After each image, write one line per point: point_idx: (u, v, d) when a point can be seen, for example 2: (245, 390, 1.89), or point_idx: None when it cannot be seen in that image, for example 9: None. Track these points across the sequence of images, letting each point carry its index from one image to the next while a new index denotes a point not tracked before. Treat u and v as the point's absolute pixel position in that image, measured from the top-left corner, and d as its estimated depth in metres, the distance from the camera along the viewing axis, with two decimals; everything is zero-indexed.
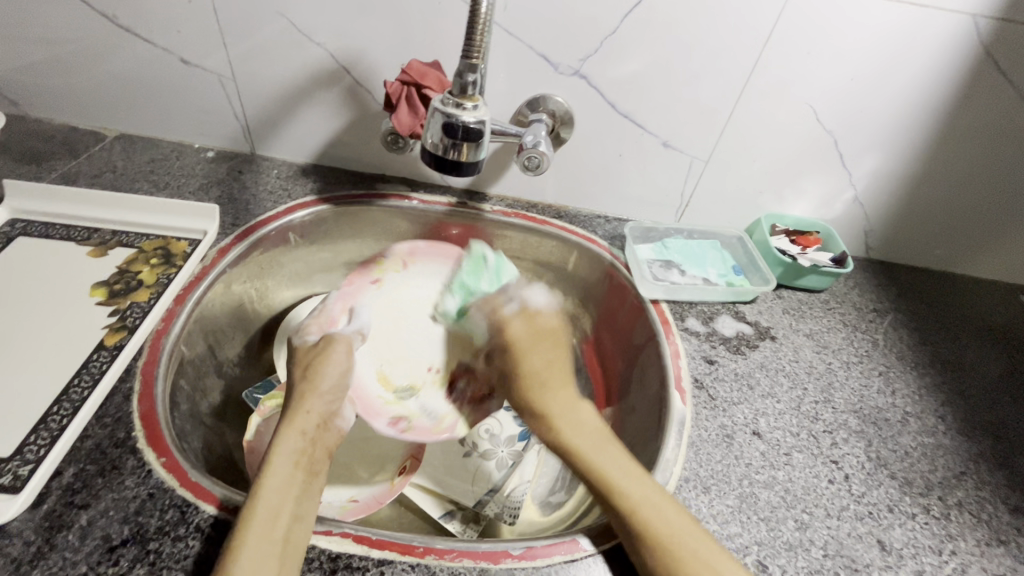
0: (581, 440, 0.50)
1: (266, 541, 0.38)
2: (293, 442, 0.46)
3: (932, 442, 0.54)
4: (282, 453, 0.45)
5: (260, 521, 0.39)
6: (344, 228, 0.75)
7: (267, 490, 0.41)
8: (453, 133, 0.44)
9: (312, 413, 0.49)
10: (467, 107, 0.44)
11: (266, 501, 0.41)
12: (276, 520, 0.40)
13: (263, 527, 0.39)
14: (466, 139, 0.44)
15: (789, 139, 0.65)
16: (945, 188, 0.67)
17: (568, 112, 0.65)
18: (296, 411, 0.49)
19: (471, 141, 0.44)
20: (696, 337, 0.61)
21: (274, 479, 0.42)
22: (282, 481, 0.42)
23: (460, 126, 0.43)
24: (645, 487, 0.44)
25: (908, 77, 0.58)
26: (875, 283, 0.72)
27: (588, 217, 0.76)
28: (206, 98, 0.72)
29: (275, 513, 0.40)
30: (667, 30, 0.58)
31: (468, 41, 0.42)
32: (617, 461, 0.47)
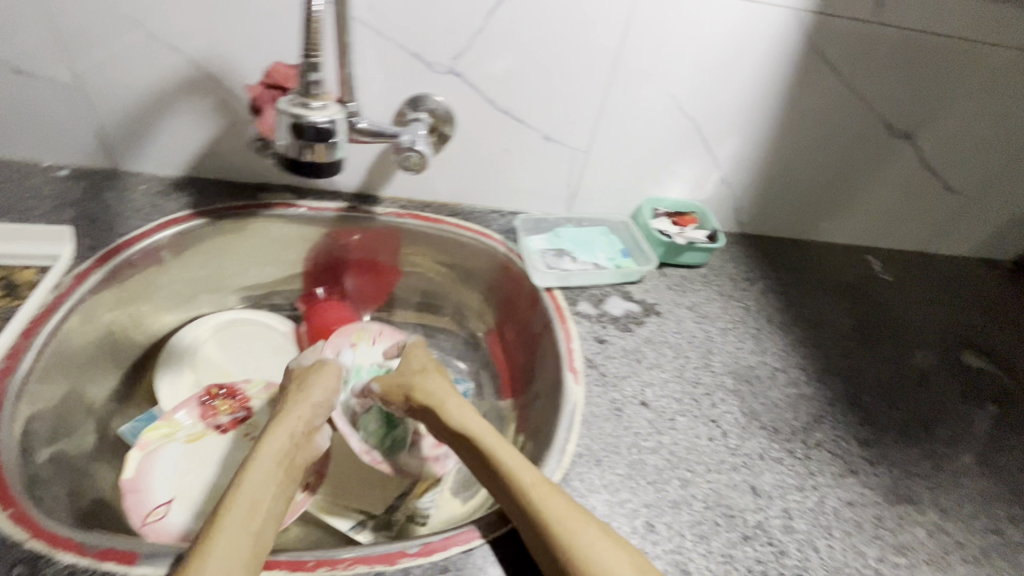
0: (491, 442, 0.49)
1: (239, 536, 0.40)
2: (278, 447, 0.48)
3: (796, 392, 0.60)
4: (259, 462, 0.46)
5: (230, 522, 0.40)
6: (227, 244, 0.71)
7: (240, 492, 0.43)
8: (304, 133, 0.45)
9: (292, 428, 0.50)
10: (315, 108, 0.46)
11: (237, 504, 0.42)
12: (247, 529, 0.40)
13: (229, 528, 0.40)
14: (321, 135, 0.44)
15: (657, 127, 0.69)
16: (795, 165, 0.75)
17: (447, 110, 0.66)
18: (282, 418, 0.51)
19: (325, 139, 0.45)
20: (588, 319, 0.64)
21: (254, 479, 0.44)
22: (262, 483, 0.44)
23: (311, 125, 0.44)
24: (560, 498, 0.43)
25: (750, 66, 0.64)
26: (747, 255, 0.79)
27: (482, 213, 0.77)
28: (51, 112, 0.65)
29: (245, 514, 0.41)
30: (532, 28, 0.60)
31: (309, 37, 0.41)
32: (516, 455, 0.47)
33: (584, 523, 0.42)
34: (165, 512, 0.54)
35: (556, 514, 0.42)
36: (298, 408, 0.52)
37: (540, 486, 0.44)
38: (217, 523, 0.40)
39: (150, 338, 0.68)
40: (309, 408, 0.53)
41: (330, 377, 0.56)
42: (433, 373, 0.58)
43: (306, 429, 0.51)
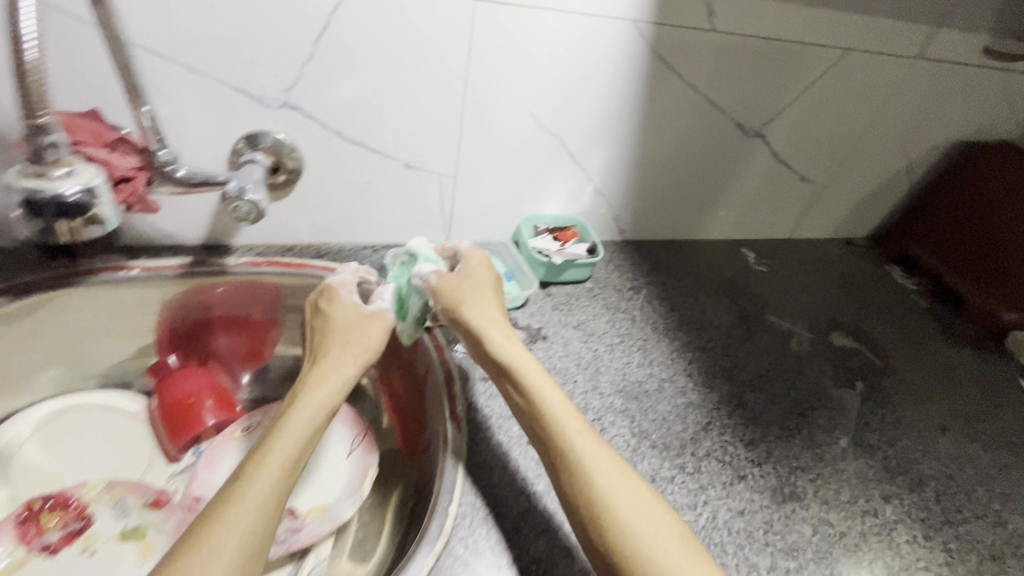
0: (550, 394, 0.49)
1: (266, 509, 0.41)
2: (322, 404, 0.49)
3: (684, 401, 0.60)
4: (279, 442, 0.45)
5: (258, 478, 0.42)
6: (40, 326, 0.59)
7: (278, 449, 0.44)
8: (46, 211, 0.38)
9: (313, 400, 0.49)
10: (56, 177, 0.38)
11: (269, 461, 0.43)
12: (263, 518, 0.40)
13: (257, 488, 0.41)
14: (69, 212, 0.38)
15: (521, 145, 0.67)
16: (664, 170, 0.75)
17: (290, 146, 0.60)
18: (336, 368, 0.52)
19: (77, 216, 0.38)
20: (470, 356, 0.61)
21: (283, 436, 0.46)
22: (292, 441, 0.45)
23: (51, 203, 0.37)
24: (591, 438, 0.47)
25: (603, 77, 0.63)
26: (632, 261, 0.79)
27: (352, 250, 0.71)
28: None
29: (277, 481, 0.42)
30: (368, 54, 0.55)
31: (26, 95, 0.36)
32: (567, 406, 0.49)
33: (600, 460, 0.45)
34: None
35: (583, 450, 0.45)
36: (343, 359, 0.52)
37: (582, 429, 0.47)
38: (251, 477, 0.42)
39: None
40: (358, 359, 0.53)
41: (372, 330, 0.55)
42: (483, 297, 0.56)
43: (340, 390, 0.51)
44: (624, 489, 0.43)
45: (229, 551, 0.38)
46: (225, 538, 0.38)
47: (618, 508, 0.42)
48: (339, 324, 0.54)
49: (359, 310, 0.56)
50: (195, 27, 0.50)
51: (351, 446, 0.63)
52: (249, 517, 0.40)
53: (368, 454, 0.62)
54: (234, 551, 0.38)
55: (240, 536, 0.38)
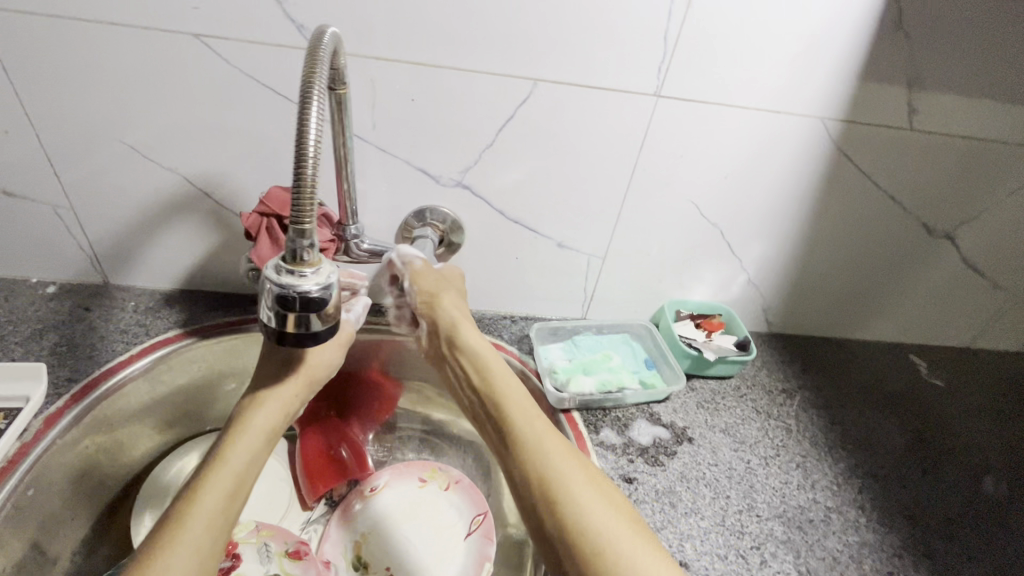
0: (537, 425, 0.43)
1: (205, 532, 0.39)
2: (265, 421, 0.48)
3: (857, 541, 0.53)
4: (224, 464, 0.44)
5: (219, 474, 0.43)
6: (220, 364, 0.66)
7: (240, 452, 0.45)
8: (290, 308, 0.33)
9: (256, 419, 0.48)
10: (305, 275, 0.33)
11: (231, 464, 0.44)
12: (201, 547, 0.39)
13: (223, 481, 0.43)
14: (310, 315, 0.33)
15: (677, 233, 0.65)
16: (827, 265, 0.70)
17: (456, 221, 0.62)
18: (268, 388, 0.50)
19: (317, 313, 0.33)
20: (613, 451, 0.57)
21: (244, 438, 0.46)
22: (249, 448, 0.46)
23: (297, 302, 0.33)
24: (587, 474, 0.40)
25: (777, 171, 0.60)
26: (781, 359, 0.73)
27: (493, 319, 0.72)
28: (40, 232, 0.63)
29: (223, 497, 0.42)
30: (546, 141, 0.57)
31: (296, 200, 0.31)
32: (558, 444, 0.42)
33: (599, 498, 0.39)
34: None
35: (574, 486, 0.39)
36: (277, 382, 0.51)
37: (561, 458, 0.41)
38: (209, 473, 0.43)
39: (132, 470, 0.62)
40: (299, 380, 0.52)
41: (328, 348, 0.55)
42: (467, 318, 0.54)
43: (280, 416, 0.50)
44: (626, 536, 0.37)
45: (173, 574, 0.36)
46: (187, 529, 0.39)
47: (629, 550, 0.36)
48: (427, 286, 0.55)
49: (430, 266, 0.56)
50: (395, 116, 0.54)
51: (469, 527, 0.63)
52: (216, 509, 0.41)
53: (487, 542, 0.61)
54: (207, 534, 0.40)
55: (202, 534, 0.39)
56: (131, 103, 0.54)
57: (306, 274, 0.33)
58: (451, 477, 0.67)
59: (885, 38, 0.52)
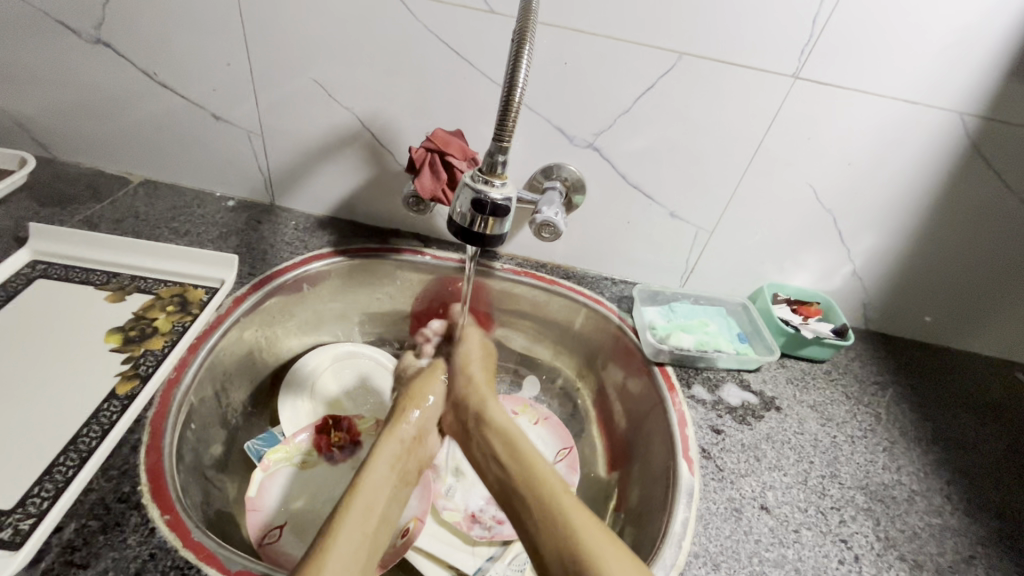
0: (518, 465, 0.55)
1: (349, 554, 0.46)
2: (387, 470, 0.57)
3: (940, 522, 0.54)
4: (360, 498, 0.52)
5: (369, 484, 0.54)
6: (356, 281, 0.76)
7: (376, 471, 0.56)
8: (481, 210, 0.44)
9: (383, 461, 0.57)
10: (495, 184, 0.44)
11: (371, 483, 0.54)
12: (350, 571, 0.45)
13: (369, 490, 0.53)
14: (494, 213, 0.44)
15: (789, 214, 0.68)
16: (941, 266, 0.70)
17: (580, 180, 0.68)
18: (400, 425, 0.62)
19: (498, 216, 0.44)
20: (703, 405, 0.62)
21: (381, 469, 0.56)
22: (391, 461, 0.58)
23: (488, 204, 0.43)
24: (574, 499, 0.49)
25: (903, 163, 0.61)
26: (875, 355, 0.74)
27: (596, 278, 0.77)
28: (233, 152, 0.75)
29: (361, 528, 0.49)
30: (677, 112, 0.61)
31: (501, 122, 0.42)
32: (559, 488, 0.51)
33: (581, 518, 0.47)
34: (278, 535, 0.55)
35: (573, 513, 0.47)
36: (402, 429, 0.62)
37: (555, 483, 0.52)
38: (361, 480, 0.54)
39: (281, 361, 0.72)
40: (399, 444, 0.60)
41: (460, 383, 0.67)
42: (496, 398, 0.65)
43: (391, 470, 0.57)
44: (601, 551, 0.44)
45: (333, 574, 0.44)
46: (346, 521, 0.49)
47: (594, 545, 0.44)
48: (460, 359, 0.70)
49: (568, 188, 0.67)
50: (547, 77, 0.61)
51: (556, 457, 0.69)
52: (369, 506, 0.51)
53: (571, 471, 0.67)
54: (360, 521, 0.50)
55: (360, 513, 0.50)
56: (328, 45, 0.64)
57: (495, 184, 0.44)
58: (541, 414, 0.73)
59: None
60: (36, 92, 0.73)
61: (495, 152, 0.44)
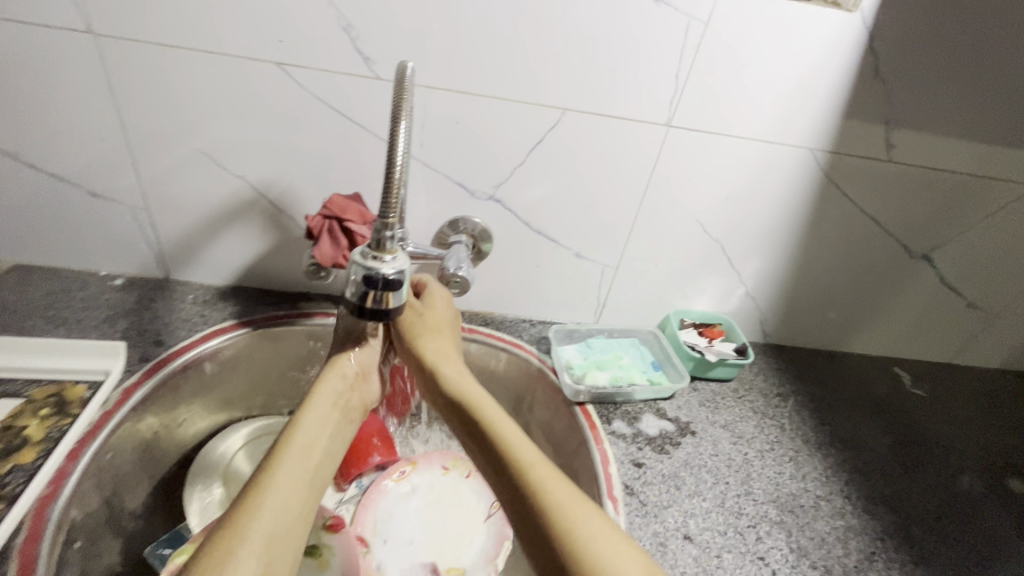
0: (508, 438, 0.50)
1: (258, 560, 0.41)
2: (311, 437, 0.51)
3: (843, 524, 0.59)
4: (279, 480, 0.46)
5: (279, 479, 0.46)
6: (264, 351, 0.72)
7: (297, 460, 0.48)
8: (373, 286, 0.44)
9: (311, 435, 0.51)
10: (385, 260, 0.44)
11: (289, 474, 0.47)
12: None
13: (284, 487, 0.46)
14: (386, 289, 0.44)
15: (684, 247, 0.73)
16: (818, 281, 0.77)
17: (486, 231, 0.69)
18: (323, 390, 0.55)
19: (392, 290, 0.44)
20: (624, 440, 0.64)
21: (296, 457, 0.49)
22: (309, 441, 0.51)
23: (379, 280, 0.43)
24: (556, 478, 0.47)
25: (773, 194, 0.68)
26: (776, 367, 0.80)
27: (514, 322, 0.78)
28: (116, 229, 0.70)
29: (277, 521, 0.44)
30: (568, 162, 0.65)
31: (384, 201, 0.42)
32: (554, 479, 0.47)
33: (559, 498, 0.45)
34: None
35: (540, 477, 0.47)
36: (326, 395, 0.55)
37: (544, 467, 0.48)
38: (273, 473, 0.46)
39: (183, 449, 0.67)
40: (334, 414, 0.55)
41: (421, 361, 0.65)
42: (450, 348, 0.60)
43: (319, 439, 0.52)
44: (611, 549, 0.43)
45: None
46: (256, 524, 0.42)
47: (579, 527, 0.43)
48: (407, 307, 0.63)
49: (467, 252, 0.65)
50: (440, 137, 0.63)
51: (489, 512, 0.68)
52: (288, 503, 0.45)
53: (505, 524, 0.67)
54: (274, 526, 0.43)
55: (278, 507, 0.44)
56: (212, 116, 0.62)
57: (386, 259, 0.44)
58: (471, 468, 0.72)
59: (863, 83, 0.60)
60: None
61: (381, 228, 0.43)
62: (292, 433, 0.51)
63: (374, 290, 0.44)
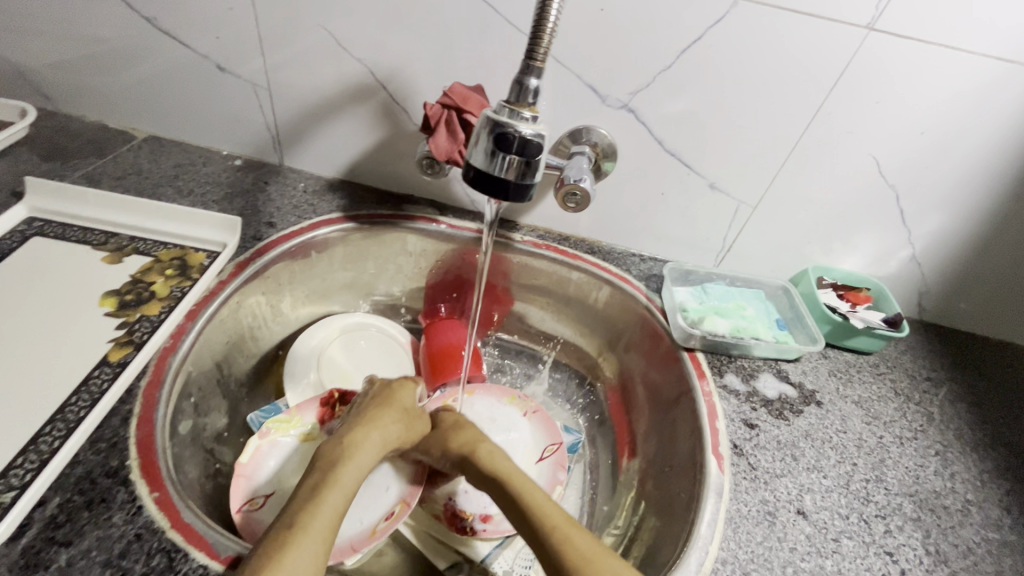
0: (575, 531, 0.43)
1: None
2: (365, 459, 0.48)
3: (998, 538, 0.49)
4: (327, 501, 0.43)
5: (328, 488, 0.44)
6: (365, 248, 0.71)
7: (347, 471, 0.46)
8: (506, 144, 0.38)
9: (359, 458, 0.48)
10: (525, 120, 0.39)
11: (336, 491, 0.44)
12: None
13: (347, 478, 0.46)
14: (520, 151, 0.38)
15: (846, 190, 0.60)
16: (1014, 253, 0.62)
17: (611, 145, 0.61)
18: (376, 427, 0.51)
19: (525, 154, 0.38)
20: (736, 396, 0.57)
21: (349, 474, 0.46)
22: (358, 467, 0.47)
23: (515, 137, 0.38)
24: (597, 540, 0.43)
25: (986, 134, 0.54)
26: (929, 348, 0.67)
27: (623, 254, 0.71)
28: (238, 107, 0.70)
29: (323, 534, 0.41)
30: (725, 70, 0.54)
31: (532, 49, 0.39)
32: None
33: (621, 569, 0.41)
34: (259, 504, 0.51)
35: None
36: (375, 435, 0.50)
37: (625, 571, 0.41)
38: (313, 505, 0.42)
39: (286, 331, 0.69)
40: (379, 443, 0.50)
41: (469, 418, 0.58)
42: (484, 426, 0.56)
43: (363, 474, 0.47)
44: None
45: None
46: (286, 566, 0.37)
47: None
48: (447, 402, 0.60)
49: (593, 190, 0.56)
50: (580, 26, 0.54)
51: (543, 453, 0.63)
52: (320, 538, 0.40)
53: (558, 469, 0.61)
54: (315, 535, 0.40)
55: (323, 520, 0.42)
56: None
57: (525, 120, 0.39)
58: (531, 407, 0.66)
59: None
60: (36, 39, 0.69)
61: (525, 75, 0.40)
62: (353, 449, 0.48)
63: (506, 150, 0.38)
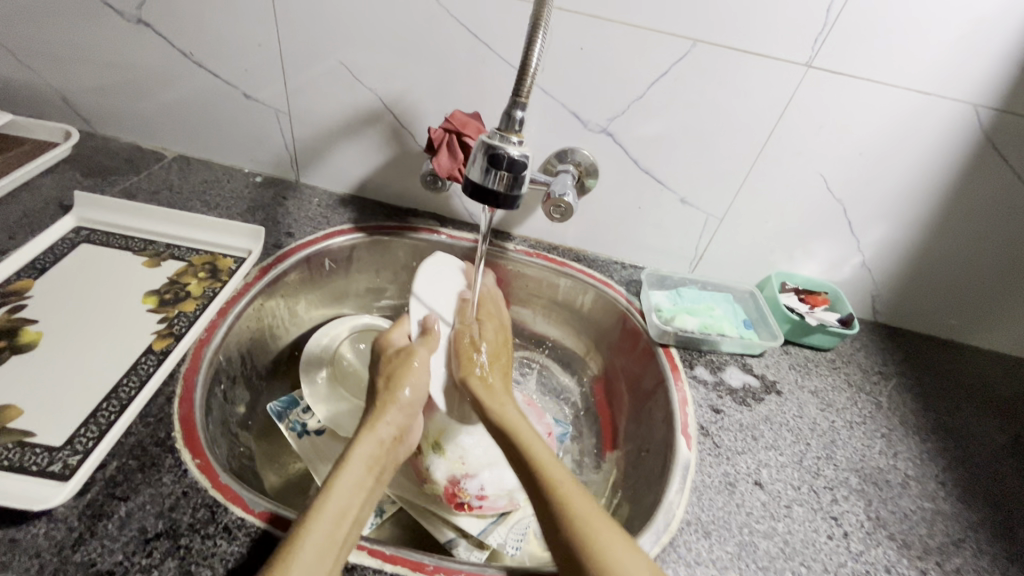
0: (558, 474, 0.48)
1: (323, 535, 0.42)
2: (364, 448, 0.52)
3: (932, 507, 0.56)
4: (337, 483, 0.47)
5: (353, 478, 0.48)
6: (374, 256, 0.79)
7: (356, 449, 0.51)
8: (497, 162, 0.46)
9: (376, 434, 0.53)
10: (513, 143, 0.47)
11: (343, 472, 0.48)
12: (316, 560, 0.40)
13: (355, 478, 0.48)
14: (510, 169, 0.46)
15: (801, 203, 0.68)
16: (950, 259, 0.70)
17: (593, 164, 0.69)
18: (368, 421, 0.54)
19: (514, 170, 0.46)
20: (704, 386, 0.64)
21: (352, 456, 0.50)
22: (366, 456, 0.51)
23: (504, 156, 0.46)
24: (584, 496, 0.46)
25: (915, 154, 0.62)
26: (881, 346, 0.75)
27: (606, 262, 0.79)
28: (260, 129, 0.78)
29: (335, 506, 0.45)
30: (689, 99, 0.63)
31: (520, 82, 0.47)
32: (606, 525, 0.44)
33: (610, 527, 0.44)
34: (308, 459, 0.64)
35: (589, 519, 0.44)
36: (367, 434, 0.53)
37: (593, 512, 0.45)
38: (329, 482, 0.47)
39: (301, 330, 0.76)
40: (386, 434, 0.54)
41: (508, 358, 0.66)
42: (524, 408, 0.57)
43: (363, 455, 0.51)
44: None
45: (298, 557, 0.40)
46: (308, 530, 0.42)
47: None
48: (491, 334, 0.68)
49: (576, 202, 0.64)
50: (564, 62, 0.63)
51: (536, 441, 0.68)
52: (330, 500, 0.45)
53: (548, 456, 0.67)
54: (332, 523, 0.43)
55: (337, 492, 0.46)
56: (353, 29, 0.67)
57: (514, 142, 0.47)
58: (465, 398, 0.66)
59: None
60: (82, 70, 0.77)
61: (512, 107, 0.48)
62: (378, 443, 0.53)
63: (497, 167, 0.46)
